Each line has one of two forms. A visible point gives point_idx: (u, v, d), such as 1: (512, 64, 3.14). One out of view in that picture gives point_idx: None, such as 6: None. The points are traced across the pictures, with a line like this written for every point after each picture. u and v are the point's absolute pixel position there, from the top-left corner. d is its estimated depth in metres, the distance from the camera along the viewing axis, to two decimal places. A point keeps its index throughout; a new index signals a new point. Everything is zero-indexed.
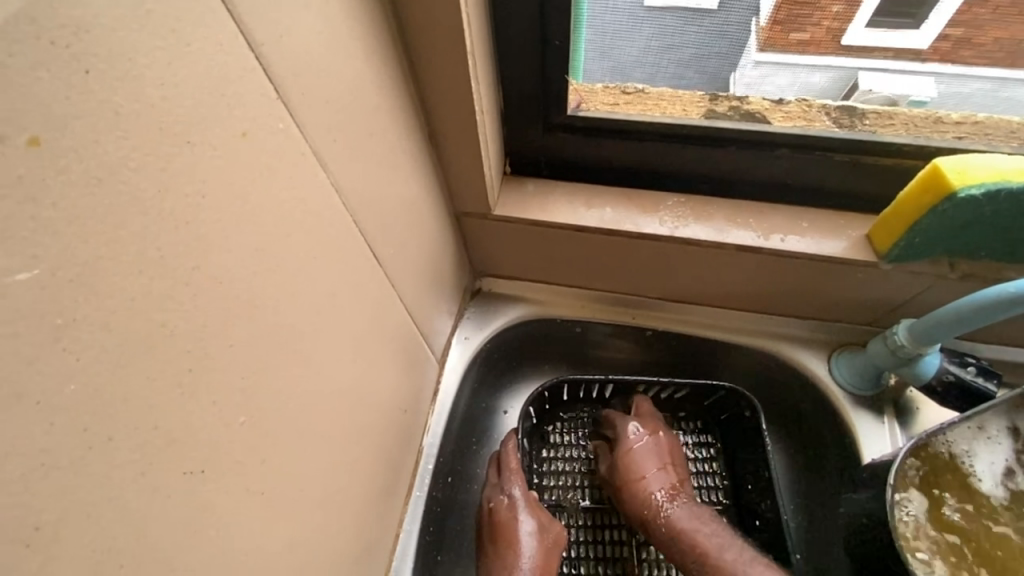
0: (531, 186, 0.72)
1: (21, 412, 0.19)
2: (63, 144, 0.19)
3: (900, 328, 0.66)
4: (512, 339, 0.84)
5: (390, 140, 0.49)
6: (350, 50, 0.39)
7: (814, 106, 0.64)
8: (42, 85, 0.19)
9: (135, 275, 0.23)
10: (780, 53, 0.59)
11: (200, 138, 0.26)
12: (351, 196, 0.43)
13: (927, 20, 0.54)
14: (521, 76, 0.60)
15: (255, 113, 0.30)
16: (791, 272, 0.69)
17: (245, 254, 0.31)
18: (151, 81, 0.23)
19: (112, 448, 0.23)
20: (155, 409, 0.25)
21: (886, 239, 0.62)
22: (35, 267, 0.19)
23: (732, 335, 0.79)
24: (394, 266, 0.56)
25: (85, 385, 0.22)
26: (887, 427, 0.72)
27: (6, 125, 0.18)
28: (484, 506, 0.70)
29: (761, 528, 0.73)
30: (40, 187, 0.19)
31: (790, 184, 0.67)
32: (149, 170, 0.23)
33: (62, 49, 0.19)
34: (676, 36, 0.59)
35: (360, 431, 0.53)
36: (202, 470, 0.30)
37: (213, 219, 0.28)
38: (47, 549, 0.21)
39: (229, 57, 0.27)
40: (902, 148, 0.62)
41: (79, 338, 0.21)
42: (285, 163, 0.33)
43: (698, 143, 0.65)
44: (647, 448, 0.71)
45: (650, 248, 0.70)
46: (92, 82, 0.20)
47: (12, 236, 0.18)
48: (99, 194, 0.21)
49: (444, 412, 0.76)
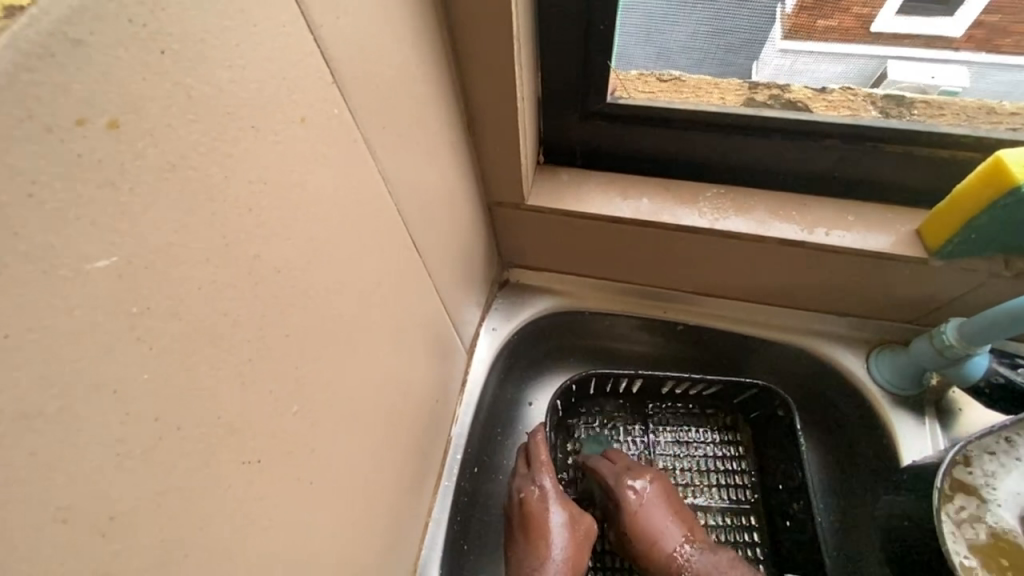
0: (565, 176, 0.70)
1: (101, 401, 0.19)
2: (139, 128, 0.19)
3: (949, 327, 0.63)
4: (540, 331, 0.83)
5: (433, 127, 0.48)
6: (400, 35, 0.38)
7: (859, 95, 0.62)
8: (121, 66, 0.18)
9: (203, 262, 0.23)
10: (835, 37, 0.57)
11: (263, 123, 0.25)
12: (396, 184, 0.42)
13: (960, 7, 0.52)
14: (561, 63, 0.59)
15: (313, 98, 0.29)
16: (833, 267, 0.67)
17: (301, 242, 0.30)
18: (220, 64, 0.22)
19: (180, 437, 0.23)
20: (218, 399, 0.25)
21: (939, 236, 0.60)
22: (114, 254, 0.19)
23: (766, 331, 0.78)
24: (431, 257, 0.55)
25: (157, 375, 0.21)
26: (928, 428, 0.70)
27: (89, 106, 0.17)
28: (515, 496, 0.69)
29: (792, 528, 0.72)
30: (118, 171, 0.18)
31: (835, 176, 0.65)
32: (217, 155, 0.23)
33: (140, 28, 0.18)
34: (728, 19, 0.57)
35: (396, 421, 0.53)
36: (258, 461, 0.29)
37: (273, 206, 0.27)
38: (121, 539, 0.21)
39: (292, 39, 0.26)
40: (958, 139, 0.59)
41: (153, 327, 0.21)
42: (339, 150, 0.32)
43: (741, 133, 0.63)
44: (650, 506, 0.68)
45: (686, 240, 0.68)
46: (167, 62, 0.20)
47: (95, 222, 0.18)
48: (171, 180, 0.21)
49: (472, 403, 0.76)
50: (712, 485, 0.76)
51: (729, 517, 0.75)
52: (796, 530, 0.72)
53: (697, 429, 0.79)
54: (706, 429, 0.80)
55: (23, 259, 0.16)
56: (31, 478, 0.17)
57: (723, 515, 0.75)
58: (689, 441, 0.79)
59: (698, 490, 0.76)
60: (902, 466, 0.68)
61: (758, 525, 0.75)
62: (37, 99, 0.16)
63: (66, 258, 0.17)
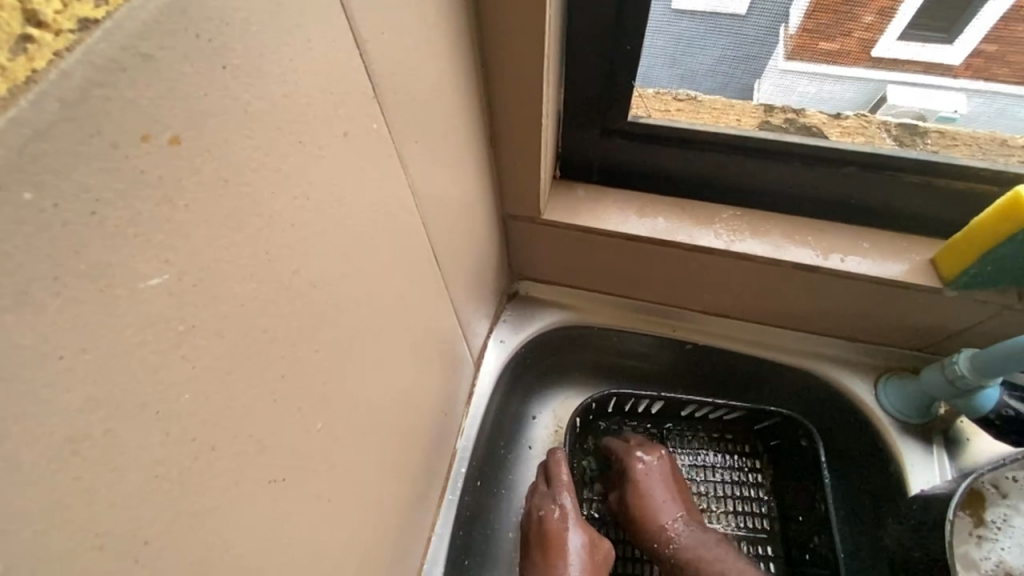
0: (581, 190, 0.70)
1: (144, 423, 0.18)
2: (198, 144, 0.19)
3: (961, 356, 0.64)
4: (548, 345, 0.83)
5: (459, 140, 0.48)
6: (436, 50, 0.38)
7: (874, 122, 0.62)
8: (186, 81, 0.18)
9: (247, 279, 0.22)
10: (843, 69, 0.57)
11: (309, 139, 0.25)
12: (423, 197, 0.42)
13: (960, 35, 0.53)
14: (586, 81, 0.59)
15: (356, 111, 0.28)
16: (848, 293, 0.67)
17: (336, 256, 0.30)
18: (276, 78, 0.22)
19: (214, 457, 0.22)
20: (251, 417, 0.25)
21: (955, 267, 0.60)
22: (166, 272, 0.18)
23: (776, 354, 0.78)
24: (450, 269, 0.55)
25: (197, 395, 0.21)
26: (936, 458, 0.70)
27: (154, 122, 0.17)
28: (534, 514, 0.68)
29: (812, 561, 0.72)
30: (176, 188, 0.18)
31: (851, 204, 0.65)
32: (266, 171, 0.22)
33: (205, 43, 0.18)
34: (755, 46, 0.58)
35: (409, 434, 0.52)
36: (284, 478, 0.29)
37: (313, 221, 0.27)
38: (152, 562, 0.20)
39: (340, 53, 0.26)
40: (978, 172, 0.60)
41: (197, 346, 0.20)
42: (375, 165, 0.32)
43: (760, 156, 0.63)
44: (653, 476, 0.70)
45: (703, 261, 0.68)
46: (228, 78, 0.19)
47: (151, 239, 0.17)
48: (224, 196, 0.20)
49: (478, 417, 0.75)
50: (728, 511, 0.77)
51: (746, 546, 0.76)
52: (816, 563, 0.72)
53: (714, 453, 0.80)
54: (725, 453, 0.80)
55: (82, 277, 0.15)
56: (74, 503, 0.16)
57: (741, 543, 0.76)
58: (707, 466, 0.79)
59: (715, 516, 0.76)
60: (909, 496, 0.68)
61: (775, 555, 0.75)
62: (107, 114, 0.15)
63: (122, 277, 0.17)
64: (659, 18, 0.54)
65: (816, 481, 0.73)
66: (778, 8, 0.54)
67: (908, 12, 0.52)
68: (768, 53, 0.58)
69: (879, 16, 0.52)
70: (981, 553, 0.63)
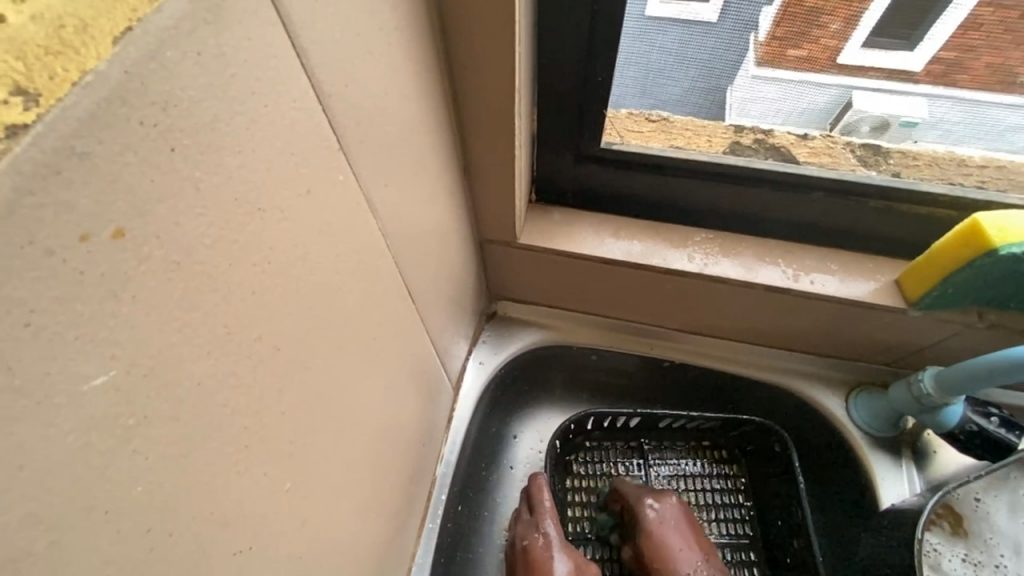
0: (556, 214, 0.70)
1: (92, 526, 0.18)
2: (145, 231, 0.18)
3: (926, 375, 0.66)
4: (527, 365, 0.82)
5: (433, 175, 0.47)
6: (404, 91, 0.37)
7: (839, 142, 0.64)
8: (131, 170, 0.17)
9: (204, 356, 0.22)
10: (812, 74, 0.57)
11: (269, 204, 0.24)
12: (396, 238, 0.41)
13: (922, 42, 0.52)
14: (558, 108, 0.59)
15: (320, 168, 0.28)
16: (820, 312, 0.68)
17: (303, 314, 0.29)
18: (230, 149, 0.21)
19: (170, 544, 0.21)
20: (213, 494, 0.24)
21: (920, 287, 0.62)
22: (112, 368, 0.17)
23: (751, 370, 0.79)
24: (426, 301, 0.54)
25: (151, 485, 0.20)
26: (905, 473, 0.71)
27: (94, 220, 0.16)
28: (518, 543, 0.68)
29: (792, 566, 0.74)
30: (121, 281, 0.17)
31: (820, 226, 0.67)
32: (222, 245, 0.22)
33: (150, 128, 0.17)
34: (722, 78, 0.60)
35: (385, 470, 0.51)
36: (250, 547, 0.28)
37: (276, 285, 0.26)
38: None
39: (301, 113, 0.25)
40: (938, 197, 0.62)
41: (149, 437, 0.19)
42: (342, 217, 0.31)
43: (731, 179, 0.64)
44: (664, 525, 0.69)
45: (677, 283, 0.69)
46: (177, 159, 0.19)
47: (96, 340, 0.17)
48: (176, 278, 0.19)
49: (458, 441, 0.74)
50: (711, 520, 0.78)
51: (730, 552, 0.77)
52: (797, 567, 0.74)
53: (693, 462, 0.81)
54: (703, 461, 0.81)
55: (16, 394, 0.15)
56: None
57: (724, 550, 0.77)
58: (688, 475, 0.80)
59: (702, 526, 0.77)
60: (881, 510, 0.70)
61: (758, 559, 0.77)
62: (40, 221, 0.14)
63: (60, 384, 0.16)
64: (629, 46, 0.54)
65: (793, 486, 0.75)
66: (742, 24, 0.54)
67: (869, 24, 0.52)
68: (739, 65, 0.58)
69: (845, 24, 0.52)
70: (941, 538, 0.62)
